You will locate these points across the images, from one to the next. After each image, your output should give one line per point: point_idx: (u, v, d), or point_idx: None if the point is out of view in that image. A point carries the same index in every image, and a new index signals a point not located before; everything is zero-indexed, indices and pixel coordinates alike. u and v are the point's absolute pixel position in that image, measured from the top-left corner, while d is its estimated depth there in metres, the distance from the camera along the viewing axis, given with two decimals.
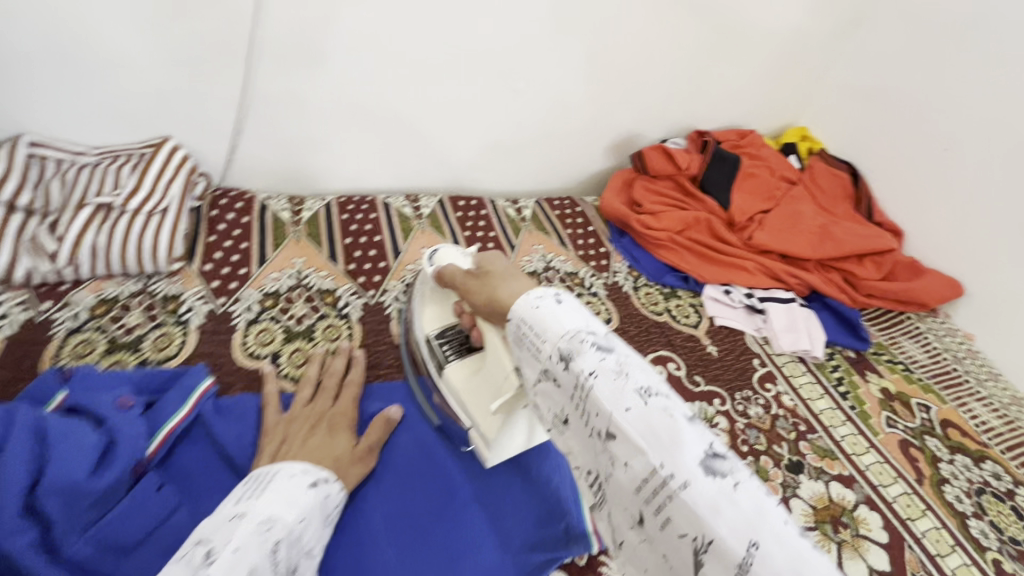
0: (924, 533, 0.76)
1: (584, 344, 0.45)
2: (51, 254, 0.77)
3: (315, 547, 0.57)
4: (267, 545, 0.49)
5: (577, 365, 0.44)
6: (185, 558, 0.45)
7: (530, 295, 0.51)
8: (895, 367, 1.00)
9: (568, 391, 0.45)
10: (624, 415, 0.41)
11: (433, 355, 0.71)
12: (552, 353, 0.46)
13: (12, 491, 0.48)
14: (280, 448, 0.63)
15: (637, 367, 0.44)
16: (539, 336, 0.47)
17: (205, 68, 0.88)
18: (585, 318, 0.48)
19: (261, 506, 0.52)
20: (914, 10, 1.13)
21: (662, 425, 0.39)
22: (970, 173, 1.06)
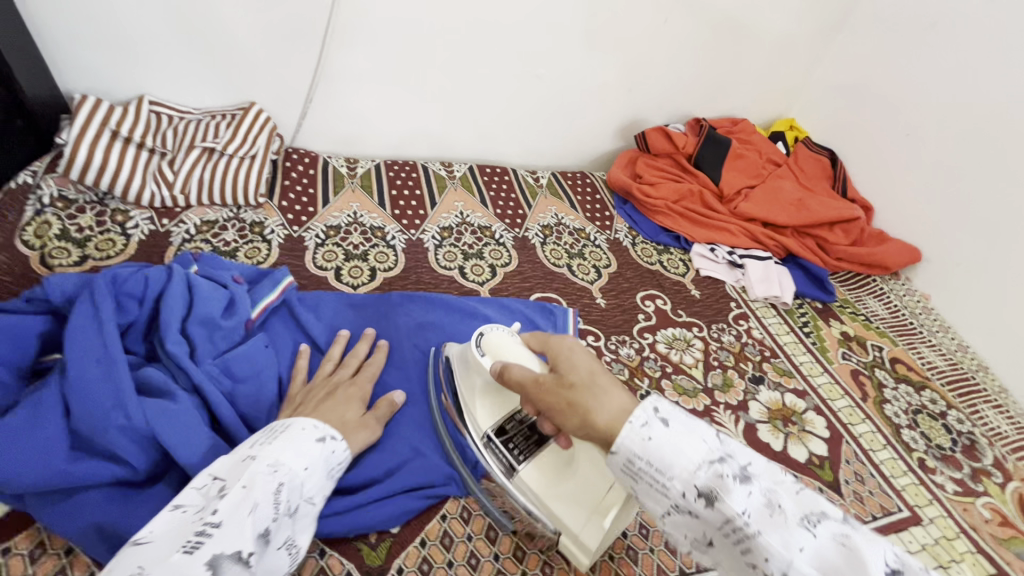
0: (862, 434, 0.91)
1: (724, 478, 0.46)
2: (169, 182, 0.99)
3: (317, 496, 0.59)
4: (270, 487, 0.54)
5: (727, 504, 0.45)
6: (204, 487, 0.53)
7: (635, 420, 0.51)
8: (857, 317, 1.15)
9: (713, 525, 0.47)
10: (798, 553, 0.43)
11: (498, 456, 0.68)
12: (690, 492, 0.47)
13: (174, 316, 0.68)
14: (298, 409, 0.68)
15: (775, 488, 0.47)
16: (664, 472, 0.48)
17: (290, 47, 1.09)
18: (704, 441, 0.49)
19: (270, 452, 0.57)
20: (888, 17, 1.30)
21: (842, 557, 0.43)
22: (932, 156, 1.22)
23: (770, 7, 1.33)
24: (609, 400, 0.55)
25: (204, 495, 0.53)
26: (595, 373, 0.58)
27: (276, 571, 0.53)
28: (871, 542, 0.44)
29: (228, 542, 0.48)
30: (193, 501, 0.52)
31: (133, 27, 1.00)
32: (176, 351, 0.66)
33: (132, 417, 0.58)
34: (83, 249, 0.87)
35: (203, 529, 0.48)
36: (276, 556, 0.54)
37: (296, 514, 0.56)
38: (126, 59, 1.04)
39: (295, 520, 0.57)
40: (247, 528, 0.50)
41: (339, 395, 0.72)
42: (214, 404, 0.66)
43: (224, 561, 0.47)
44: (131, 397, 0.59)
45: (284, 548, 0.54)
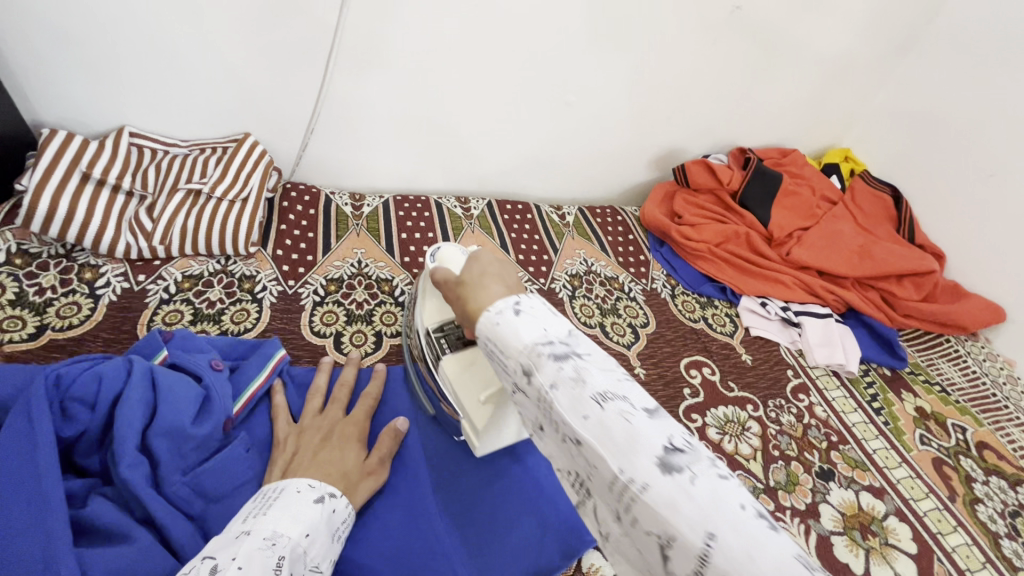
0: (955, 548, 0.77)
1: (542, 355, 0.41)
2: (147, 232, 0.86)
3: (323, 562, 0.54)
4: (270, 561, 0.48)
5: (537, 379, 0.41)
6: (190, 572, 0.45)
7: (491, 308, 0.47)
8: (931, 387, 1.00)
9: (535, 403, 0.42)
10: (583, 423, 0.38)
11: (432, 348, 0.68)
12: (516, 368, 0.43)
13: (132, 428, 0.55)
14: (291, 463, 0.61)
15: (598, 371, 0.41)
16: (502, 350, 0.45)
17: (287, 72, 0.97)
18: (546, 327, 0.45)
19: (265, 523, 0.51)
20: (963, 38, 1.15)
21: (623, 432, 0.36)
22: (1017, 200, 1.06)
23: (827, 25, 1.18)
24: (483, 292, 0.50)
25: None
26: (487, 272, 0.53)
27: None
28: (680, 434, 0.38)
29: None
30: None
31: (112, 51, 0.88)
32: (132, 477, 0.53)
33: None
34: (41, 317, 0.75)
35: None
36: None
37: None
38: (105, 88, 0.91)
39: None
40: None
41: (334, 439, 0.65)
42: (180, 547, 0.53)
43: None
44: (66, 553, 0.45)
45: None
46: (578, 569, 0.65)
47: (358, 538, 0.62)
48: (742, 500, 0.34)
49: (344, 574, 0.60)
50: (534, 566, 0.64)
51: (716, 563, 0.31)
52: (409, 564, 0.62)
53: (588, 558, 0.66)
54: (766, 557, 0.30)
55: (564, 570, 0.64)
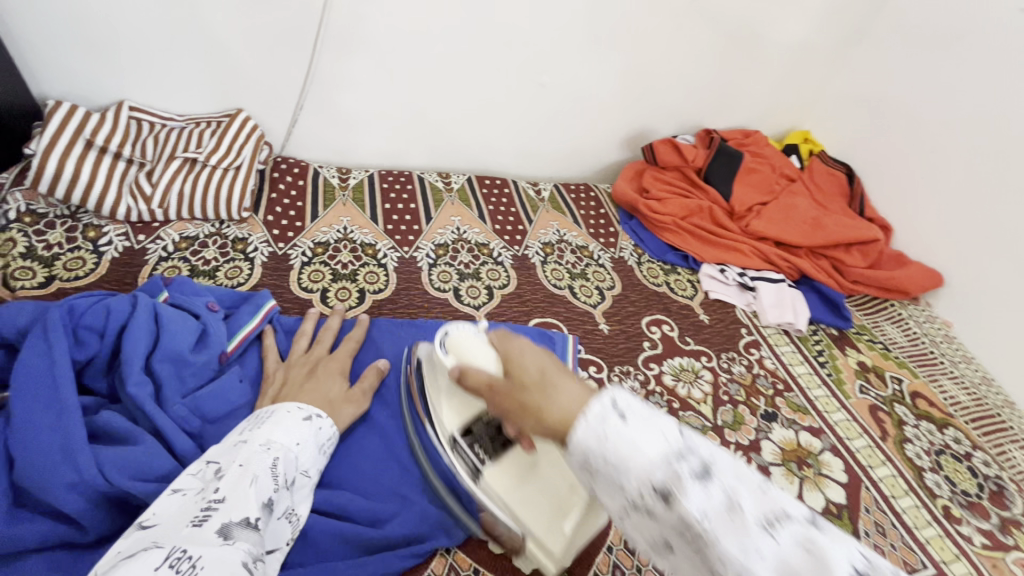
0: (881, 478, 0.85)
1: (681, 475, 0.37)
2: (146, 196, 0.93)
3: (312, 469, 0.61)
4: (267, 462, 0.54)
5: (682, 506, 0.36)
6: (198, 473, 0.52)
7: (588, 414, 0.42)
8: (874, 346, 1.09)
9: (672, 528, 0.38)
10: (759, 561, 0.34)
11: (465, 458, 0.65)
12: (641, 489, 0.39)
13: (137, 353, 0.62)
14: (282, 389, 0.69)
15: (743, 486, 0.37)
16: (618, 469, 0.39)
17: (277, 51, 1.03)
18: (664, 432, 0.40)
19: (260, 434, 0.58)
20: (910, 26, 1.23)
21: (807, 565, 0.33)
22: (956, 174, 1.15)
23: (786, 14, 1.26)
24: (563, 393, 0.46)
25: (201, 479, 0.52)
26: (546, 371, 0.50)
27: (280, 540, 0.54)
28: (859, 550, 0.35)
29: (237, 511, 0.48)
30: (191, 484, 0.51)
31: (111, 27, 0.94)
32: (138, 393, 0.61)
33: (83, 471, 0.52)
34: (50, 269, 0.82)
35: (209, 504, 0.48)
36: (279, 525, 0.55)
37: (293, 487, 0.58)
38: (105, 63, 0.98)
39: (293, 493, 0.58)
40: (253, 497, 0.50)
41: (319, 371, 0.73)
42: (181, 453, 0.60)
43: (235, 528, 0.46)
44: (83, 450, 0.53)
45: (286, 518, 0.55)
46: None
47: (340, 457, 0.70)
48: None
49: (328, 487, 0.67)
50: None
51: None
52: (386, 480, 0.69)
53: None
54: None
55: None
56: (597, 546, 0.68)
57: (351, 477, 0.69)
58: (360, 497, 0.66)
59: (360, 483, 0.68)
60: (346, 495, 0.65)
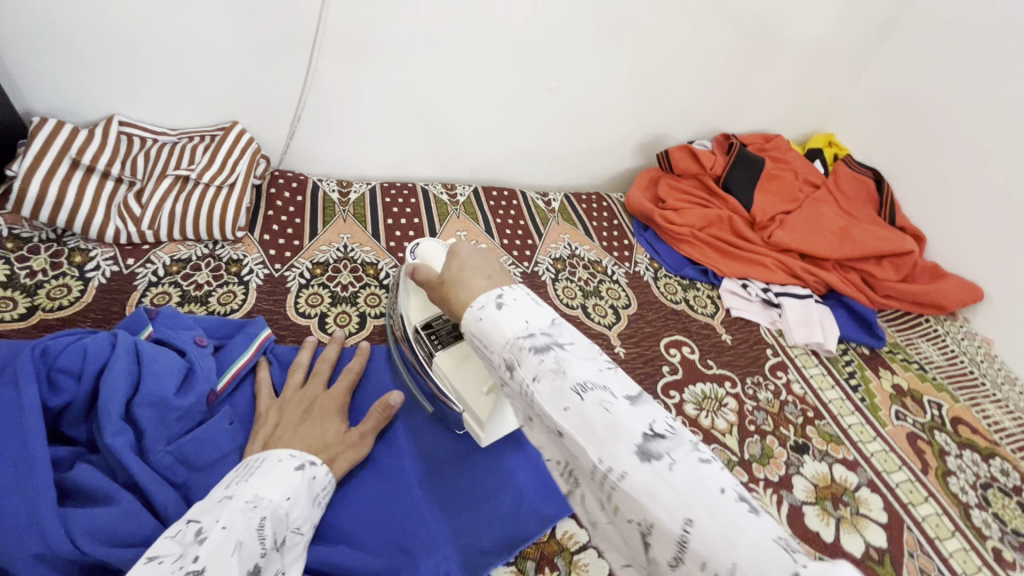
0: (925, 517, 0.79)
1: (523, 348, 0.42)
2: (136, 217, 0.88)
3: (304, 525, 0.55)
4: (253, 522, 0.48)
5: (519, 373, 0.41)
6: (177, 535, 0.46)
7: (474, 303, 0.47)
8: (909, 366, 1.02)
9: (519, 393, 0.43)
10: (565, 415, 0.39)
11: (420, 344, 0.71)
12: (500, 361, 0.44)
13: (117, 398, 0.57)
14: (272, 434, 0.63)
15: (581, 361, 0.41)
16: (485, 342, 0.45)
17: (272, 61, 0.98)
18: (528, 317, 0.44)
19: (247, 487, 0.52)
20: (943, 21, 1.16)
21: (602, 422, 0.37)
22: (996, 180, 1.07)
23: (810, 10, 1.19)
24: (466, 287, 0.51)
25: (180, 542, 0.46)
26: (465, 266, 0.53)
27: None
28: (664, 418, 0.39)
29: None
30: (168, 550, 0.44)
31: (97, 39, 0.89)
32: (117, 444, 0.56)
33: (50, 540, 0.46)
34: (32, 298, 0.77)
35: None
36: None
37: (284, 547, 0.52)
38: (91, 76, 0.93)
39: (283, 553, 0.52)
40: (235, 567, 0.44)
41: (315, 413, 0.67)
42: (163, 510, 0.55)
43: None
44: (50, 515, 0.47)
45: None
46: (552, 535, 0.66)
47: (339, 505, 0.65)
48: (720, 483, 0.34)
49: (325, 540, 0.62)
50: (510, 533, 0.65)
51: (693, 547, 0.32)
52: (388, 532, 0.64)
53: (562, 525, 0.67)
54: (744, 542, 0.31)
55: (539, 538, 0.66)
56: None
57: (349, 529, 0.63)
58: (360, 552, 0.61)
59: (360, 535, 0.63)
60: (344, 552, 0.60)
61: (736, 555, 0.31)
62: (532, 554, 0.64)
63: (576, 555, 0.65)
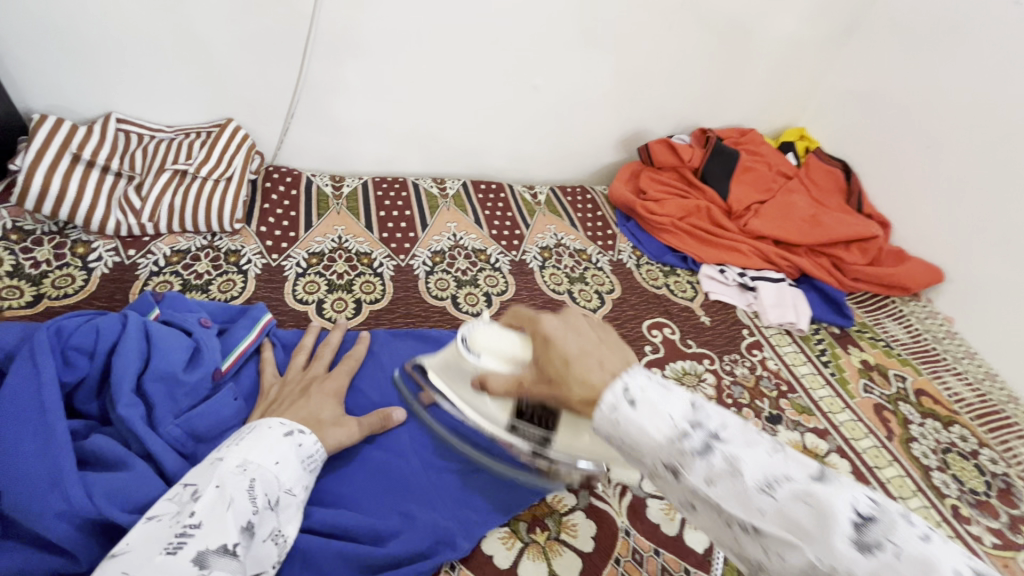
0: (889, 479, 0.85)
1: (683, 450, 0.39)
2: (136, 210, 0.91)
3: (297, 487, 0.58)
4: (243, 484, 0.52)
5: (689, 479, 0.39)
6: (175, 496, 0.50)
7: (602, 403, 0.43)
8: (877, 343, 1.08)
9: (683, 493, 0.40)
10: (759, 518, 0.36)
11: (528, 436, 0.62)
12: (656, 465, 0.41)
13: (128, 373, 0.61)
14: (273, 407, 0.67)
15: (746, 450, 0.38)
16: (631, 446, 0.42)
17: (266, 58, 1.02)
18: (668, 409, 0.41)
19: (238, 451, 0.55)
20: (902, 21, 1.23)
21: (809, 518, 0.34)
22: (954, 168, 1.14)
23: (779, 10, 1.25)
24: (583, 381, 0.47)
25: (177, 502, 0.50)
26: (571, 359, 0.49)
27: (266, 562, 0.53)
28: (860, 492, 0.35)
29: (214, 538, 0.46)
30: (167, 509, 0.49)
31: (96, 38, 0.92)
32: (129, 415, 0.59)
33: (73, 499, 0.50)
34: (37, 287, 0.80)
35: (184, 531, 0.46)
36: (264, 548, 0.53)
37: (278, 507, 0.56)
38: (89, 73, 0.96)
39: (278, 513, 0.56)
40: (229, 523, 0.48)
41: (314, 390, 0.71)
42: (174, 475, 0.58)
43: (211, 556, 0.45)
44: (72, 477, 0.51)
45: (271, 539, 0.54)
46: (543, 499, 0.71)
47: (340, 474, 0.69)
48: (954, 563, 0.31)
49: (328, 507, 0.66)
50: (503, 498, 0.69)
51: None
52: (388, 498, 0.68)
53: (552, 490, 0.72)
54: None
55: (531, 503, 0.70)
56: (604, 557, 0.67)
57: (352, 496, 0.67)
58: (361, 516, 0.65)
59: (362, 501, 0.67)
60: (347, 515, 0.64)
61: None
62: (524, 517, 0.69)
63: (566, 516, 0.70)
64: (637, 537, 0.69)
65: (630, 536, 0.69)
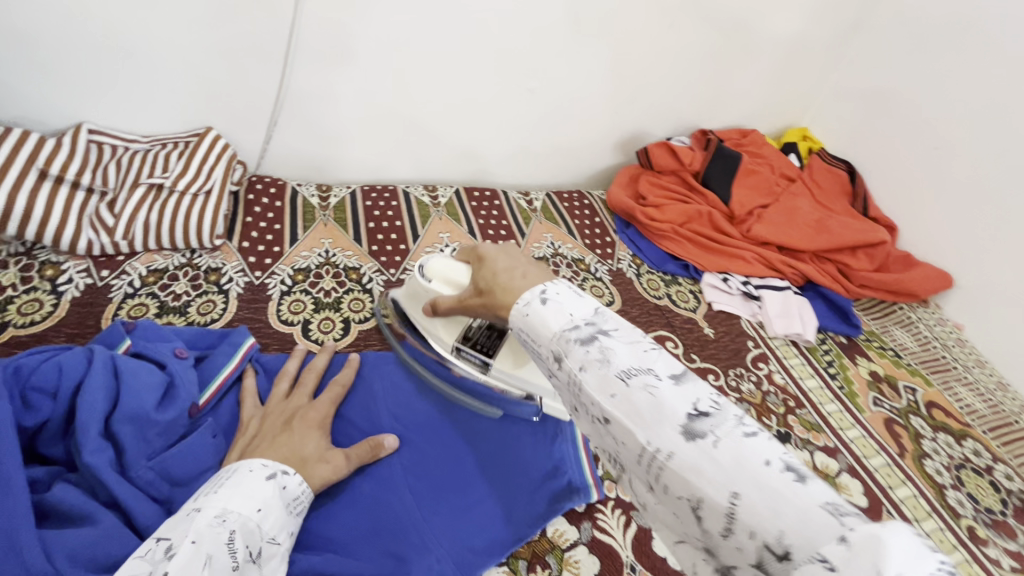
0: (902, 499, 0.81)
1: (568, 340, 0.42)
2: (109, 228, 0.86)
3: (281, 534, 0.54)
4: (221, 537, 0.48)
5: (566, 364, 0.41)
6: (147, 554, 0.45)
7: (519, 300, 0.47)
8: (885, 353, 1.05)
9: (564, 383, 0.43)
10: (611, 402, 0.38)
11: (469, 360, 0.75)
12: (547, 354, 0.44)
13: (94, 415, 0.56)
14: (253, 443, 0.62)
15: (623, 347, 0.40)
16: (532, 337, 0.45)
17: (246, 64, 0.96)
18: (572, 309, 0.44)
19: (216, 500, 0.51)
20: (909, 16, 1.19)
21: (648, 404, 0.36)
22: (963, 169, 1.11)
23: (781, 7, 1.21)
24: (507, 289, 0.51)
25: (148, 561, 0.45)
26: (498, 272, 0.54)
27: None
28: (708, 394, 0.37)
29: None
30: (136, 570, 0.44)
31: (62, 45, 0.87)
32: (96, 462, 0.54)
33: (31, 565, 0.45)
34: (2, 315, 0.75)
35: None
36: None
37: (260, 559, 0.51)
38: (56, 82, 0.90)
39: (260, 566, 0.51)
40: None
41: (297, 423, 0.66)
42: (145, 527, 0.54)
43: None
44: (30, 537, 0.46)
45: None
46: (543, 534, 0.67)
47: (326, 513, 0.64)
48: (761, 454, 0.33)
49: (314, 550, 0.62)
50: (501, 535, 0.65)
51: (743, 519, 0.31)
52: (378, 538, 0.63)
53: (553, 523, 0.68)
54: (792, 512, 0.30)
55: (529, 539, 0.66)
56: None
57: (339, 537, 0.63)
58: (350, 560, 0.61)
59: (350, 543, 0.63)
60: (334, 561, 0.59)
61: (782, 523, 0.30)
62: (523, 554, 0.65)
63: (567, 552, 0.66)
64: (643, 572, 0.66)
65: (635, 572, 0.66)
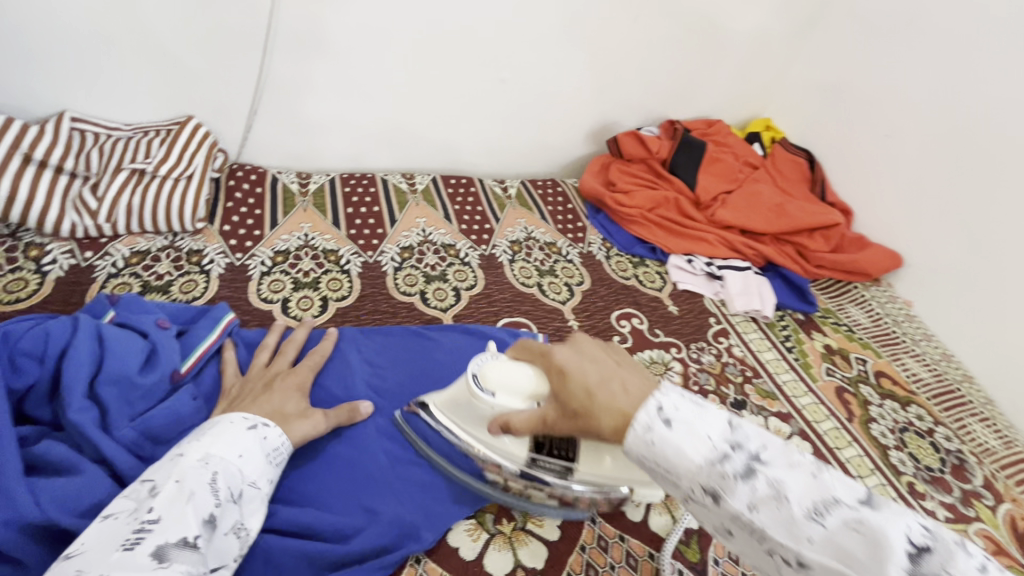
0: (848, 459, 0.87)
1: (726, 475, 0.41)
2: (92, 211, 0.89)
3: (261, 479, 0.58)
4: (204, 477, 0.52)
5: (730, 503, 0.41)
6: (133, 493, 0.50)
7: (636, 424, 0.46)
8: (839, 328, 1.11)
9: (725, 519, 0.42)
10: (808, 545, 0.38)
11: (549, 469, 0.63)
12: (694, 489, 0.43)
13: (79, 377, 0.60)
14: (234, 405, 0.66)
15: (789, 476, 0.40)
16: (669, 470, 0.44)
17: (226, 53, 1.00)
18: (707, 432, 0.43)
19: (198, 447, 0.55)
20: (863, 10, 1.25)
21: (860, 545, 0.36)
22: (913, 155, 1.17)
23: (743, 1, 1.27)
24: (609, 411, 0.48)
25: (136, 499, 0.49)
26: (593, 389, 0.51)
27: (228, 557, 0.52)
28: (912, 520, 0.37)
29: (172, 532, 0.46)
30: (124, 506, 0.48)
31: (45, 34, 0.89)
32: (81, 419, 0.58)
33: (21, 507, 0.49)
34: None
35: (142, 525, 0.46)
36: (225, 542, 0.52)
37: (241, 500, 0.55)
38: (39, 71, 0.92)
39: (241, 506, 0.55)
40: (189, 515, 0.48)
41: (276, 388, 0.70)
42: (129, 478, 0.58)
43: (171, 549, 0.45)
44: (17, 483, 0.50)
45: (233, 533, 0.53)
46: None
47: (304, 471, 0.68)
48: None
49: (292, 504, 0.66)
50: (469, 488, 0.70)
51: None
52: (352, 494, 0.67)
53: None
54: None
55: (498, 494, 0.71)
56: (570, 545, 0.68)
57: (315, 492, 0.67)
58: (325, 512, 0.65)
59: (326, 498, 0.67)
60: (311, 513, 0.63)
61: None
62: (490, 508, 0.70)
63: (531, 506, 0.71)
64: (603, 524, 0.70)
65: (596, 523, 0.70)
